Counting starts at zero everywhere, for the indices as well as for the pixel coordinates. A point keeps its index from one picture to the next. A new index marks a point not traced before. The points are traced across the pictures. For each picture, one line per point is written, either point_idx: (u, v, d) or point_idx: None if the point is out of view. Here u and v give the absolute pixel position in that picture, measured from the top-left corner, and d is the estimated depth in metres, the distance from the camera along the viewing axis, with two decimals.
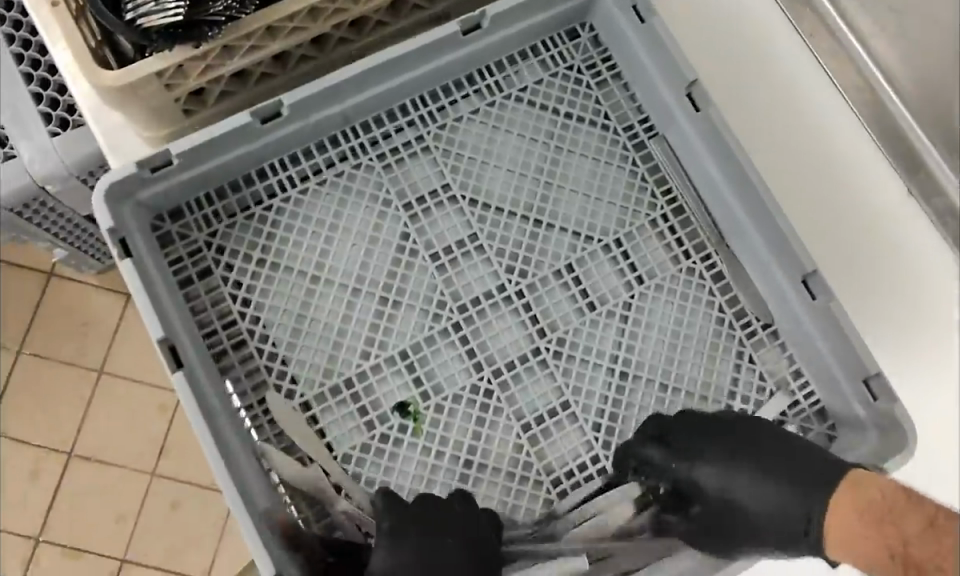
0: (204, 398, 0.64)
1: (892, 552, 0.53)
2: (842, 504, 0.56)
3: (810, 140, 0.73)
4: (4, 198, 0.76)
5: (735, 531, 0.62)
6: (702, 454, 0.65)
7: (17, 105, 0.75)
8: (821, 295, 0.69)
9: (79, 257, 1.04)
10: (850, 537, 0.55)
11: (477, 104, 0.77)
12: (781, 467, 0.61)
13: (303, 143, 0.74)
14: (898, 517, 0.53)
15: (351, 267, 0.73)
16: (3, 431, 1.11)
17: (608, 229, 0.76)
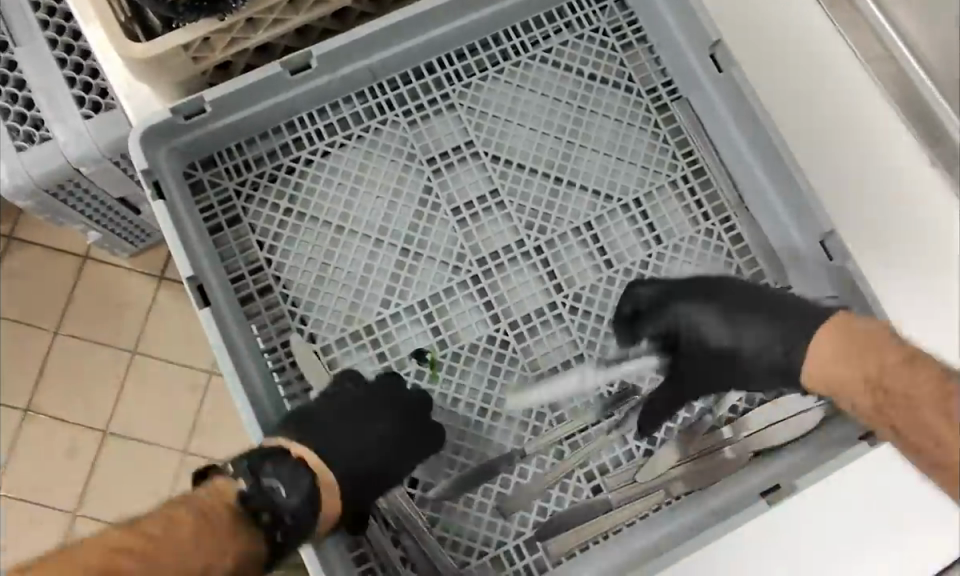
0: (233, 352, 0.66)
1: (872, 382, 0.55)
2: (831, 338, 0.58)
3: (829, 112, 0.69)
4: (40, 180, 0.78)
5: (729, 368, 0.64)
6: (699, 297, 0.66)
7: (53, 90, 0.78)
8: (838, 255, 0.70)
9: (113, 241, 1.06)
10: (830, 376, 0.57)
11: (502, 63, 0.78)
12: (768, 312, 0.62)
13: (331, 98, 0.75)
14: (881, 344, 0.56)
15: (374, 218, 0.75)
16: (44, 410, 1.11)
17: (628, 188, 0.77)
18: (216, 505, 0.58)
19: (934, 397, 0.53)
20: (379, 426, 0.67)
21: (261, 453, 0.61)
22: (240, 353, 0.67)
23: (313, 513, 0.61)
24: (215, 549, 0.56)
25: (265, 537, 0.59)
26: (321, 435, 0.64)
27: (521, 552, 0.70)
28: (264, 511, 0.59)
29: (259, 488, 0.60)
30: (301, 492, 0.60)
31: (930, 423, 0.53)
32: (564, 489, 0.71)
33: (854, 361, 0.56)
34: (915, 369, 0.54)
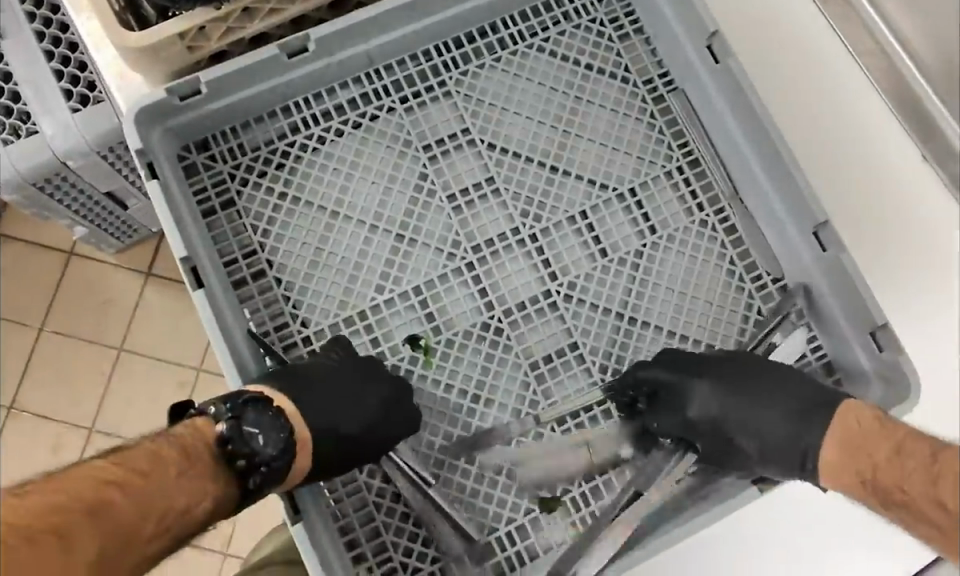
0: (228, 336, 0.66)
1: (868, 481, 0.57)
2: (837, 432, 0.61)
3: (838, 118, 0.72)
4: (26, 173, 0.77)
5: (743, 447, 0.66)
6: (708, 379, 0.67)
7: (40, 83, 0.77)
8: (832, 246, 0.70)
9: (100, 237, 1.05)
10: (835, 471, 0.60)
11: (499, 52, 0.78)
12: (783, 399, 0.64)
13: (328, 83, 0.75)
14: (872, 442, 0.58)
15: (369, 204, 0.75)
16: (27, 406, 1.10)
17: (624, 177, 0.77)
18: (194, 445, 0.59)
19: (922, 482, 0.54)
20: (363, 396, 0.67)
21: (244, 400, 0.61)
22: (235, 340, 0.67)
23: (287, 465, 0.61)
24: (201, 485, 0.57)
25: (239, 482, 0.60)
26: (303, 388, 0.66)
27: (512, 538, 0.70)
28: (240, 458, 0.59)
29: (238, 433, 0.60)
30: (277, 443, 0.60)
31: (927, 513, 0.53)
32: (556, 474, 0.71)
33: (850, 464, 0.58)
34: (903, 461, 0.55)
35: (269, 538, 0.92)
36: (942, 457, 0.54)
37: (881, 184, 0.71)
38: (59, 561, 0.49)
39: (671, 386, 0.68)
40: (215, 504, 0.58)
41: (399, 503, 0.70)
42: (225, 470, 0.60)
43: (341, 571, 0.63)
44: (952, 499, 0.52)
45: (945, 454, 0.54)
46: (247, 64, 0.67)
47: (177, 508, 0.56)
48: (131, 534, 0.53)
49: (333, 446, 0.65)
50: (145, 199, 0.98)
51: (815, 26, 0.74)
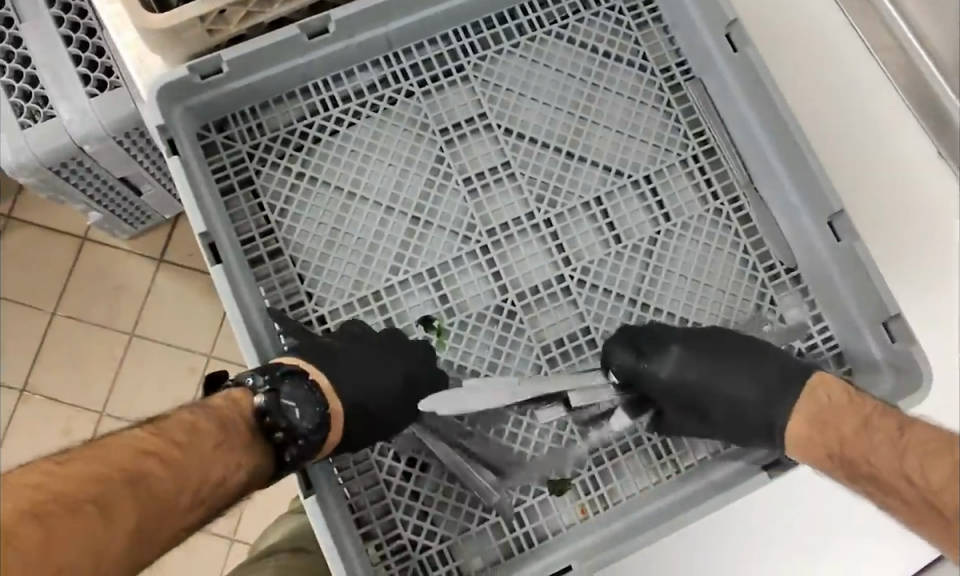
0: (246, 313, 0.67)
1: (835, 455, 0.59)
2: (805, 402, 0.63)
3: (852, 114, 0.72)
4: (43, 157, 0.78)
5: (714, 415, 0.68)
6: (681, 349, 0.69)
7: (58, 67, 0.78)
8: (846, 236, 0.70)
9: (113, 222, 1.06)
10: (804, 445, 0.62)
11: (518, 38, 0.80)
12: (756, 369, 0.67)
13: (347, 65, 0.77)
14: (840, 417, 0.60)
15: (385, 185, 0.76)
16: (38, 388, 1.11)
17: (639, 165, 0.79)
18: (231, 415, 0.60)
19: (889, 456, 0.56)
20: (390, 370, 0.68)
21: (281, 373, 0.62)
22: (250, 317, 0.68)
23: (322, 438, 0.63)
24: (233, 458, 0.59)
25: (274, 455, 0.62)
26: (325, 359, 0.66)
27: (521, 519, 0.70)
28: (278, 430, 0.61)
29: (277, 406, 0.62)
30: (313, 418, 0.62)
31: (893, 484, 0.55)
32: (566, 457, 0.72)
33: (818, 438, 0.61)
34: (870, 435, 0.58)
35: (279, 524, 0.93)
36: (908, 433, 0.56)
37: (891, 184, 0.72)
38: (103, 526, 0.49)
39: (644, 361, 0.69)
40: (249, 475, 0.60)
41: (409, 481, 0.71)
42: (261, 441, 0.62)
43: (351, 546, 0.64)
44: (916, 471, 0.54)
45: (911, 430, 0.56)
46: (267, 44, 0.69)
47: (211, 481, 0.57)
48: (167, 504, 0.54)
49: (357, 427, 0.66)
50: (158, 184, 0.99)
51: (833, 23, 0.74)
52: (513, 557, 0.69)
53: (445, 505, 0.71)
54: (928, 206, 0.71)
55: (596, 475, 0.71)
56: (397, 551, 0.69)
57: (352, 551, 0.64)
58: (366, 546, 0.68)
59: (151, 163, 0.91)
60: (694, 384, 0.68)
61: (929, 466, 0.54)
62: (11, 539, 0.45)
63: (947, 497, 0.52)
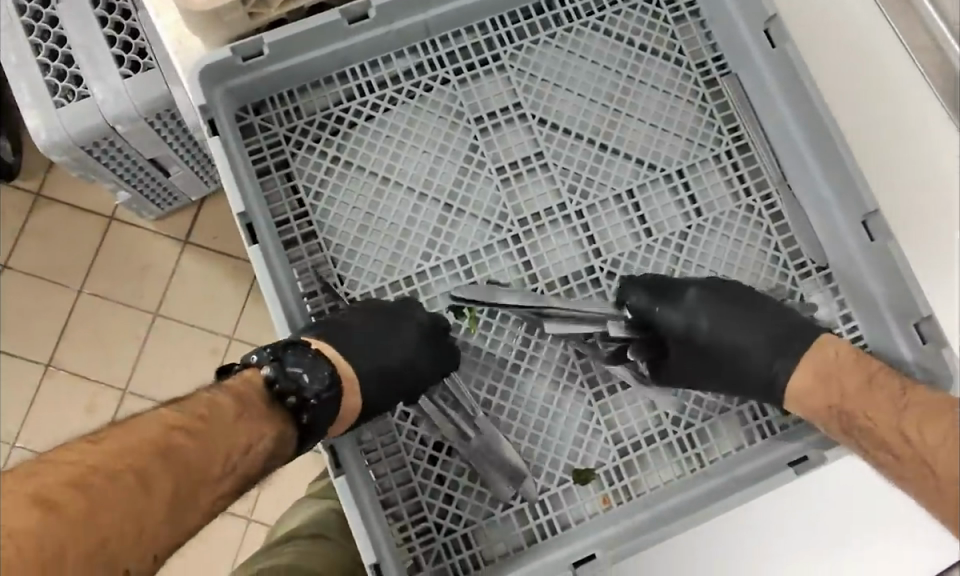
0: (281, 292, 0.68)
1: (835, 407, 0.63)
2: (806, 362, 0.66)
3: (861, 112, 0.65)
4: (75, 136, 0.79)
5: (719, 364, 0.70)
6: (691, 295, 0.71)
7: (93, 47, 0.79)
8: (879, 236, 0.69)
9: (141, 202, 1.07)
10: (803, 396, 0.66)
11: (555, 29, 0.80)
12: (761, 323, 0.69)
13: (384, 51, 0.78)
14: (846, 371, 0.64)
15: (419, 171, 0.77)
16: (63, 364, 1.13)
17: (672, 159, 0.79)
18: (246, 390, 0.61)
19: (887, 412, 0.59)
20: (402, 343, 0.69)
21: (283, 344, 0.63)
22: (286, 297, 0.69)
23: (334, 398, 0.63)
24: (256, 428, 0.59)
25: (294, 420, 0.62)
26: (337, 333, 0.67)
27: (545, 507, 0.71)
28: (289, 396, 0.62)
29: (283, 373, 0.62)
30: (323, 380, 0.63)
31: (885, 439, 0.58)
32: (592, 447, 0.72)
33: (820, 390, 0.64)
34: (873, 392, 0.61)
35: (299, 506, 0.94)
36: (910, 394, 0.60)
37: (911, 189, 0.62)
38: (138, 499, 0.51)
39: (660, 303, 0.71)
40: (275, 444, 0.60)
41: (435, 465, 0.72)
42: (279, 410, 0.62)
43: (377, 525, 0.65)
44: (911, 426, 0.58)
45: (913, 391, 0.60)
46: (308, 29, 0.70)
47: (237, 450, 0.58)
48: (200, 473, 0.55)
49: (374, 392, 0.68)
50: (187, 167, 1.00)
51: (860, 12, 0.61)
52: (536, 544, 0.70)
53: (470, 490, 0.72)
54: (952, 202, 0.57)
55: (619, 467, 0.72)
56: (422, 534, 0.70)
57: (379, 533, 0.65)
58: (391, 527, 0.69)
59: (181, 145, 0.92)
60: (698, 329, 0.70)
61: (926, 425, 0.57)
62: (51, 514, 0.47)
63: (939, 456, 0.55)
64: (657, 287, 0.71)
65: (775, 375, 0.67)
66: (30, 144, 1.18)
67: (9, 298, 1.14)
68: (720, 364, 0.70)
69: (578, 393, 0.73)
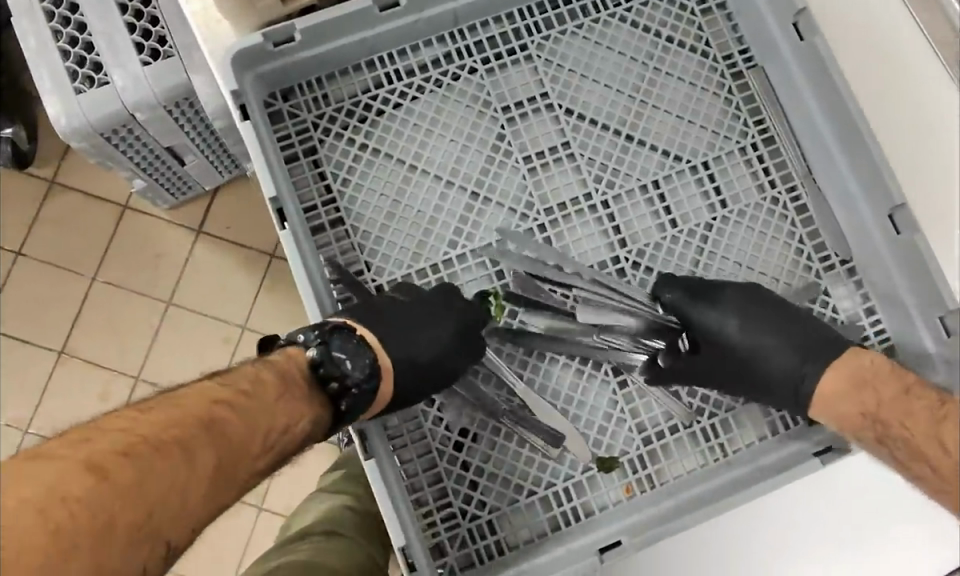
0: (311, 278, 0.68)
1: (869, 415, 0.62)
2: (835, 371, 0.66)
3: (891, 111, 0.64)
4: (95, 123, 0.79)
5: (745, 369, 0.70)
6: (728, 299, 0.71)
7: (113, 35, 0.79)
8: (906, 229, 0.68)
9: (156, 191, 1.07)
10: (831, 402, 0.65)
11: (582, 19, 0.80)
12: (794, 331, 0.69)
13: (413, 39, 0.78)
14: (880, 380, 0.63)
15: (446, 160, 0.78)
16: (77, 352, 1.13)
17: (697, 151, 0.79)
18: (290, 368, 0.63)
19: (925, 424, 0.59)
20: (440, 339, 0.69)
21: (330, 327, 0.65)
22: (316, 282, 0.70)
23: (374, 387, 0.65)
24: (296, 407, 0.61)
25: (332, 405, 0.63)
26: (377, 320, 0.68)
27: (569, 494, 0.72)
28: (332, 380, 0.63)
29: (329, 357, 0.64)
30: (364, 368, 0.64)
31: (922, 449, 0.58)
32: (616, 436, 0.73)
33: (854, 396, 0.64)
34: (909, 401, 0.61)
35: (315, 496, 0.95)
36: (947, 406, 0.60)
37: (937, 184, 0.62)
38: (184, 471, 0.52)
39: (696, 303, 0.71)
40: (311, 427, 0.61)
41: (461, 452, 0.72)
42: (319, 394, 0.63)
43: (405, 509, 0.66)
44: (950, 438, 0.58)
45: (951, 403, 0.60)
46: (340, 15, 0.70)
47: (275, 430, 0.59)
48: (243, 449, 0.56)
49: (407, 385, 0.69)
50: (201, 156, 1.00)
51: (884, 10, 0.61)
52: (560, 530, 0.70)
53: (494, 476, 0.72)
54: None
55: (643, 456, 0.73)
56: (446, 519, 0.71)
57: (408, 519, 0.65)
58: (417, 513, 0.70)
59: (198, 134, 0.92)
60: (729, 332, 0.70)
61: None
62: (105, 482, 0.48)
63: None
64: (695, 289, 0.71)
65: (799, 381, 0.67)
66: (46, 132, 1.18)
67: (23, 286, 1.15)
68: (746, 369, 0.70)
69: (602, 382, 0.74)
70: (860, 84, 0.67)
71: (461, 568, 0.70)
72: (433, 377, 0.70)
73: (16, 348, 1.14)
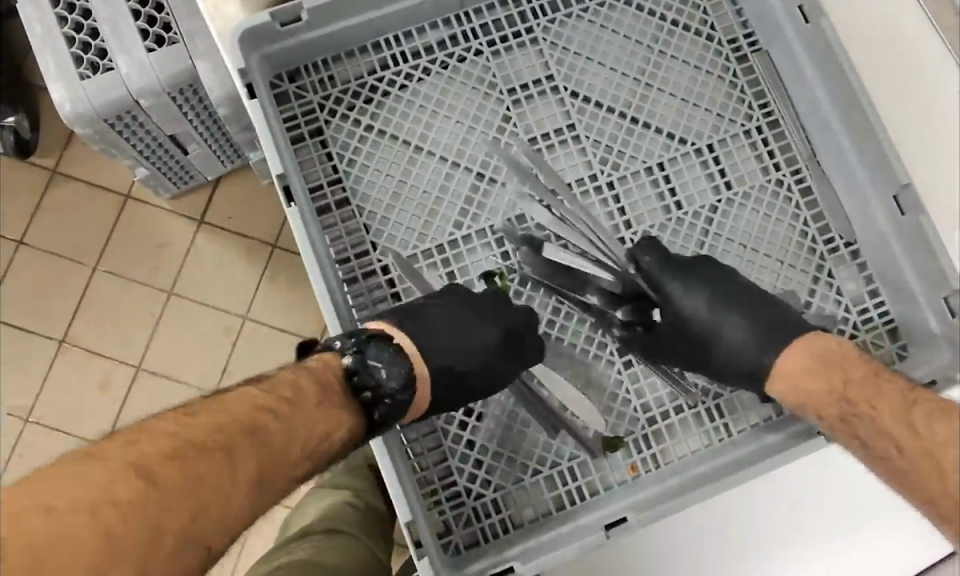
0: (318, 257, 0.68)
1: (837, 394, 0.61)
2: (795, 352, 0.65)
3: (899, 103, 0.65)
4: (100, 110, 0.79)
5: (704, 343, 0.69)
6: (697, 273, 0.71)
7: (118, 21, 0.79)
8: (910, 210, 0.69)
9: (158, 179, 1.07)
10: (792, 381, 0.64)
11: (588, 3, 0.81)
12: (758, 311, 0.68)
13: (418, 21, 0.78)
14: (849, 362, 0.62)
15: (452, 141, 0.78)
16: (79, 343, 1.13)
17: (702, 134, 0.80)
18: (326, 375, 0.62)
19: (896, 405, 0.58)
20: (482, 342, 0.70)
21: (367, 335, 0.64)
22: (323, 260, 0.69)
23: (407, 399, 0.65)
24: (334, 416, 0.60)
25: (366, 414, 0.63)
26: (418, 328, 0.69)
27: (573, 473, 0.72)
28: (366, 389, 0.63)
29: (363, 365, 0.64)
30: (398, 379, 0.64)
31: (889, 429, 0.57)
32: (621, 417, 0.74)
33: (822, 376, 0.62)
34: (878, 382, 0.60)
35: (318, 486, 0.95)
36: (917, 390, 0.59)
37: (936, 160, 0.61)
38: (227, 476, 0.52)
39: (664, 273, 0.71)
40: (349, 435, 0.61)
41: (465, 431, 0.73)
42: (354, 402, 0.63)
43: (410, 485, 0.67)
44: (921, 421, 0.56)
45: (920, 389, 0.59)
46: None
47: (320, 434, 0.59)
48: (288, 451, 0.57)
49: (442, 389, 0.69)
50: (205, 145, 1.00)
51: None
52: (565, 509, 0.71)
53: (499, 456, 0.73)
54: None
55: (648, 436, 0.73)
56: (451, 498, 0.71)
57: (413, 493, 0.66)
58: (422, 491, 0.70)
59: (201, 122, 0.92)
60: (692, 306, 0.70)
61: (936, 421, 0.56)
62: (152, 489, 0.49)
63: (950, 455, 0.54)
64: (666, 258, 0.71)
65: (758, 361, 0.67)
66: (48, 122, 1.18)
67: (25, 276, 1.15)
68: (705, 344, 0.69)
69: (608, 362, 0.75)
70: (870, 70, 0.67)
71: (466, 547, 0.70)
72: (478, 380, 0.69)
73: (19, 339, 1.14)
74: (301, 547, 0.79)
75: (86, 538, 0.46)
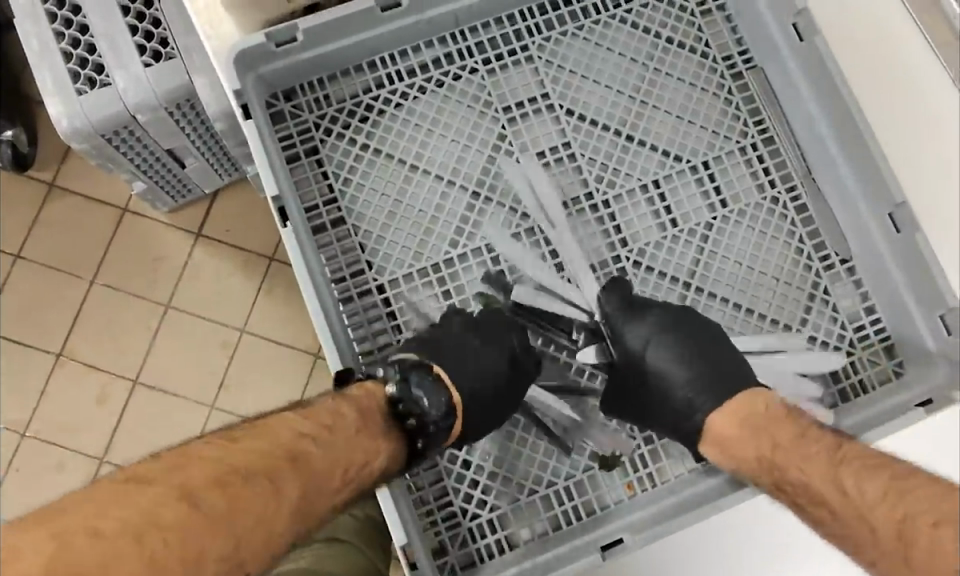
0: (312, 277, 0.68)
1: (764, 458, 0.62)
2: (727, 411, 0.66)
3: (885, 104, 0.64)
4: (98, 124, 0.79)
5: (644, 390, 0.70)
6: (654, 317, 0.70)
7: (115, 36, 0.79)
8: (905, 227, 0.68)
9: (155, 194, 1.07)
10: (722, 438, 0.66)
11: (583, 20, 0.81)
12: (703, 364, 0.68)
13: (414, 41, 0.78)
14: (777, 425, 0.63)
15: (447, 159, 0.78)
16: (78, 356, 1.13)
17: (698, 151, 0.80)
18: (368, 404, 0.63)
19: (823, 467, 0.58)
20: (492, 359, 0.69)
21: (410, 363, 0.66)
22: (317, 278, 0.69)
23: (449, 427, 0.66)
24: (374, 445, 0.62)
25: (407, 440, 0.65)
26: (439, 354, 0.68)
27: (570, 493, 0.72)
28: (411, 417, 0.65)
29: (408, 394, 0.65)
30: (440, 407, 0.66)
31: (820, 491, 0.57)
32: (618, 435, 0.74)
33: (749, 440, 0.63)
34: (805, 444, 0.61)
35: None
36: (844, 448, 0.59)
37: (927, 175, 0.61)
38: (272, 502, 0.54)
39: (623, 314, 0.71)
40: (387, 462, 0.63)
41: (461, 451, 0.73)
42: (398, 429, 0.65)
43: (405, 507, 0.66)
44: (849, 480, 0.56)
45: (847, 446, 0.59)
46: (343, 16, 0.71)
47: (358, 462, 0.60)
48: (328, 478, 0.58)
49: (473, 416, 0.68)
50: (202, 159, 1.00)
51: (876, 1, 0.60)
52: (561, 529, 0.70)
53: (495, 475, 0.73)
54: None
55: (645, 454, 0.73)
56: (447, 519, 0.71)
57: (409, 515, 0.66)
58: (419, 511, 0.70)
59: (198, 136, 0.92)
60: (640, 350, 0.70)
61: (865, 478, 0.56)
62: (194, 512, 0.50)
63: (880, 509, 0.54)
64: (627, 300, 0.71)
65: (689, 414, 0.67)
66: (47, 134, 1.18)
67: (24, 288, 1.15)
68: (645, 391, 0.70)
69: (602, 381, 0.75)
70: (860, 83, 0.67)
71: (462, 568, 0.69)
72: (496, 400, 0.69)
73: (19, 352, 1.13)
74: (301, 556, 0.79)
75: (133, 560, 0.47)
